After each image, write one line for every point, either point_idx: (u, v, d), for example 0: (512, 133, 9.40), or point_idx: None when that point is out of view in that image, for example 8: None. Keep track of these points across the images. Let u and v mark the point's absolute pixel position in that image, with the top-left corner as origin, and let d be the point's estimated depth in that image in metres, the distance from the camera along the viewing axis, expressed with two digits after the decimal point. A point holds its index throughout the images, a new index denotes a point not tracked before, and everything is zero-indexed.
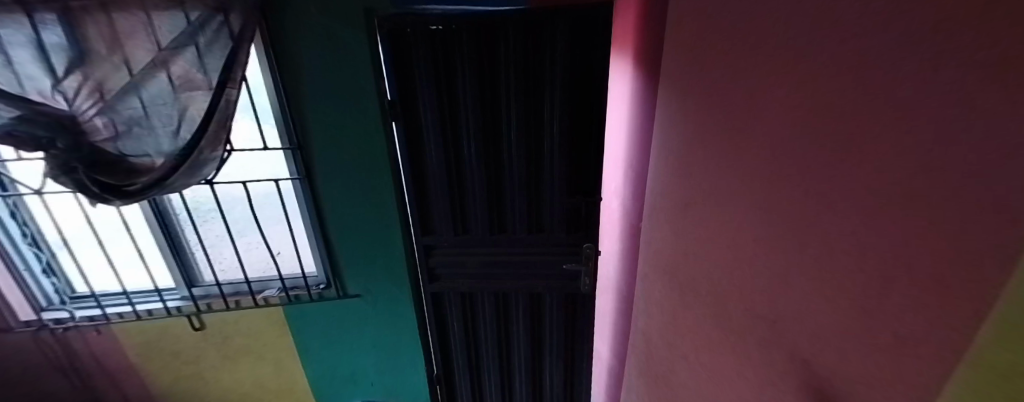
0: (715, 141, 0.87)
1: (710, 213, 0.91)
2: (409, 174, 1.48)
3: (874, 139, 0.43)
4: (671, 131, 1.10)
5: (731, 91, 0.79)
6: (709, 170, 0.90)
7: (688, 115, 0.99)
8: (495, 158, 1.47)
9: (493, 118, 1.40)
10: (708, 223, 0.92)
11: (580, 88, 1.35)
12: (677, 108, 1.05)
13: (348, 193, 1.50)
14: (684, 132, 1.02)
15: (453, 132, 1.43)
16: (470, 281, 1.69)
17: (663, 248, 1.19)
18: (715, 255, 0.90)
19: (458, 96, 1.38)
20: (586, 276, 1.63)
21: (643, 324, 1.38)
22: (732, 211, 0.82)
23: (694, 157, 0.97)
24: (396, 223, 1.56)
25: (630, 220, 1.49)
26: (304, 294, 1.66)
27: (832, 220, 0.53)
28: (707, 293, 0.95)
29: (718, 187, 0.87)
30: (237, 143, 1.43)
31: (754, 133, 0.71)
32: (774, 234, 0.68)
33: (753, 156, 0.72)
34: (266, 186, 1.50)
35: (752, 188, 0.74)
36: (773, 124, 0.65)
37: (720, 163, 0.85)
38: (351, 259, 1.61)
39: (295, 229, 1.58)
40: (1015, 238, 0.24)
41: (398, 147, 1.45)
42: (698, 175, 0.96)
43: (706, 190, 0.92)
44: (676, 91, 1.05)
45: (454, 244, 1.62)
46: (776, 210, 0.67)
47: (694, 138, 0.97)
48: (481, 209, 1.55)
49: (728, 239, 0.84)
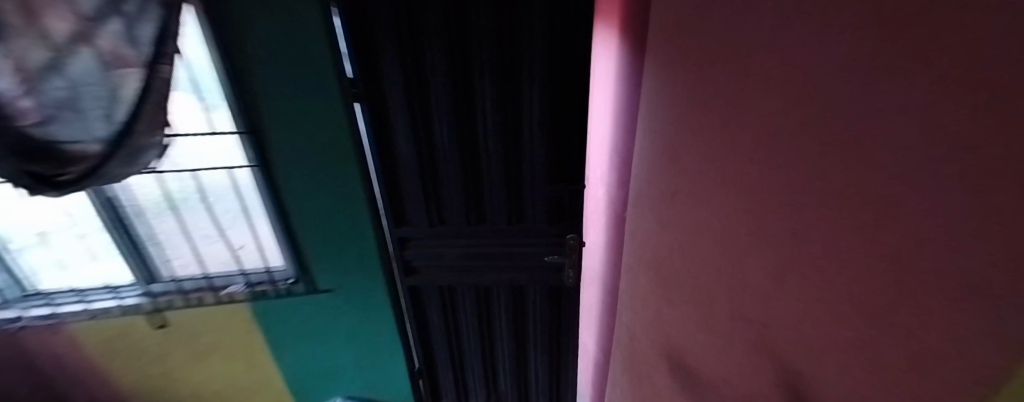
0: (695, 121, 0.76)
1: (693, 201, 0.80)
2: (378, 160, 1.36)
3: (847, 114, 0.33)
4: (655, 112, 0.99)
5: (705, 73, 0.70)
6: (691, 154, 0.79)
7: (672, 93, 0.87)
8: (470, 142, 1.35)
9: (467, 98, 1.28)
10: (691, 213, 0.82)
11: (560, 66, 1.23)
12: (662, 85, 0.93)
13: (310, 181, 1.38)
14: (666, 113, 0.91)
15: (423, 114, 1.30)
16: (449, 274, 1.61)
17: (648, 239, 1.09)
18: (697, 248, 0.81)
19: (426, 73, 1.24)
20: (569, 269, 1.53)
21: (627, 319, 1.30)
22: (706, 205, 0.74)
23: (677, 140, 0.86)
24: (365, 215, 1.45)
25: (614, 209, 1.40)
26: (271, 291, 1.55)
27: (796, 217, 0.44)
28: (686, 290, 0.88)
29: (700, 172, 0.76)
30: (179, 126, 1.26)
31: (730, 111, 0.61)
32: (745, 228, 0.58)
33: (728, 138, 0.62)
34: (218, 175, 1.35)
35: (726, 175, 0.64)
36: (747, 101, 0.55)
37: (700, 146, 0.74)
38: (319, 252, 1.51)
39: (256, 222, 1.45)
40: (1014, 267, 0.16)
41: (362, 130, 1.32)
42: (680, 160, 0.84)
43: (690, 176, 0.81)
44: (660, 67, 0.94)
45: (431, 235, 1.53)
46: (747, 200, 0.57)
47: (677, 119, 0.85)
48: (458, 197, 1.45)
49: (709, 232, 0.74)
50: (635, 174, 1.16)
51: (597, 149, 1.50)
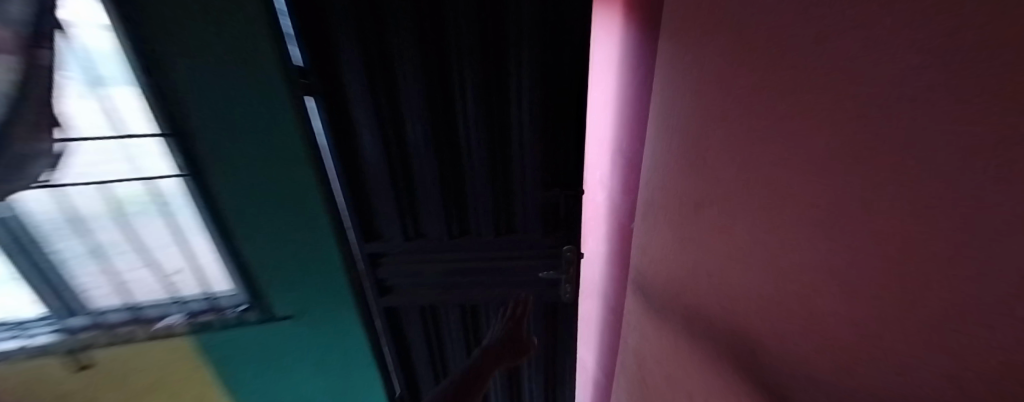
0: (738, 116, 0.58)
1: (730, 217, 0.63)
2: (340, 166, 1.14)
3: (1000, 134, 0.20)
4: (679, 105, 0.79)
5: (743, 66, 0.57)
6: (732, 159, 0.61)
7: (704, 80, 0.69)
8: (449, 142, 1.15)
9: (444, 92, 1.07)
10: (723, 230, 0.66)
11: (557, 52, 1.03)
12: (689, 72, 0.74)
13: (256, 192, 1.14)
14: (695, 106, 0.73)
15: (391, 110, 1.08)
16: (431, 292, 1.41)
17: (663, 258, 0.92)
18: (729, 276, 0.64)
19: (391, 59, 1.02)
20: (568, 284, 1.36)
21: (635, 342, 1.16)
22: (738, 224, 0.61)
23: (710, 139, 0.68)
24: (326, 229, 1.23)
25: (619, 218, 1.23)
26: (215, 321, 1.30)
27: (944, 274, 0.27)
28: (705, 321, 0.74)
29: (744, 182, 0.58)
30: (74, 127, 0.97)
31: (801, 103, 0.43)
32: (823, 266, 0.42)
33: (797, 140, 0.44)
34: (134, 188, 1.10)
35: (788, 190, 0.47)
36: (837, 87, 0.37)
37: (744, 149, 0.57)
38: (274, 275, 1.28)
39: (191, 241, 1.21)
40: None
41: (319, 133, 1.09)
42: (716, 165, 0.67)
43: (726, 185, 0.64)
44: (682, 53, 0.77)
45: (409, 249, 1.32)
46: (829, 229, 0.40)
47: (711, 114, 0.67)
48: (438, 207, 1.25)
49: (750, 258, 0.58)
50: (643, 180, 1.00)
51: (597, 148, 1.31)
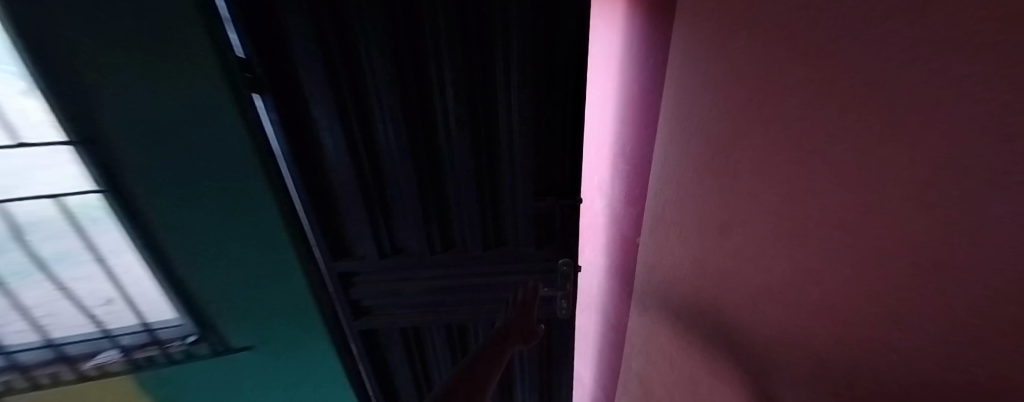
0: (822, 125, 0.44)
1: (803, 250, 0.50)
2: (299, 179, 0.96)
3: None
4: (716, 110, 0.67)
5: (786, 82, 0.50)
6: (807, 177, 0.47)
7: (770, 76, 0.53)
8: (427, 149, 0.99)
9: (421, 90, 0.90)
10: (790, 263, 0.53)
11: (556, 43, 0.86)
12: (743, 65, 0.59)
13: (200, 209, 0.99)
14: (749, 108, 0.58)
15: (357, 113, 0.91)
16: (413, 313, 1.27)
17: (678, 277, 0.86)
18: (798, 316, 0.53)
19: (355, 50, 0.82)
20: (564, 300, 1.25)
21: (639, 365, 1.08)
22: (783, 252, 0.54)
23: (773, 149, 0.54)
24: (287, 249, 1.09)
25: (620, 229, 1.14)
26: (159, 356, 1.15)
27: None
28: (743, 354, 0.67)
29: (831, 209, 0.44)
30: None
31: (912, 122, 0.31)
32: (968, 348, 0.29)
33: (910, 171, 0.32)
34: (36, 207, 0.92)
35: (913, 232, 0.33)
36: (948, 115, 0.27)
37: (830, 166, 0.43)
38: (229, 301, 1.13)
39: (114, 266, 1.04)
40: None
41: (271, 137, 0.91)
42: (779, 182, 0.53)
43: (799, 209, 0.50)
44: (710, 55, 0.67)
45: (386, 268, 1.18)
46: (976, 301, 0.28)
47: (782, 117, 0.51)
48: (416, 221, 1.10)
49: (839, 305, 0.45)
50: (654, 192, 0.92)
51: (599, 152, 1.21)
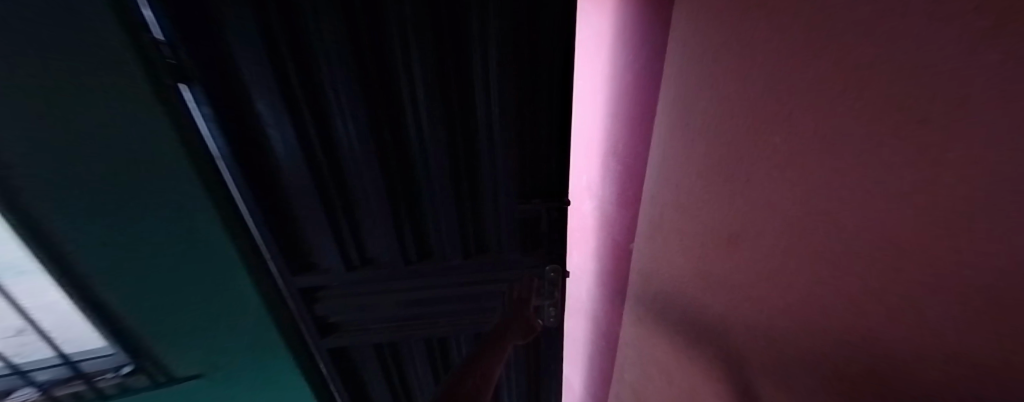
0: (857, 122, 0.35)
1: (824, 269, 0.43)
2: (246, 190, 0.84)
3: None
4: (727, 105, 0.58)
5: (800, 88, 0.43)
6: (834, 185, 0.39)
7: (799, 62, 0.43)
8: (398, 154, 0.88)
9: (385, 83, 0.76)
10: (805, 282, 0.46)
11: (540, 27, 0.74)
12: (764, 51, 0.49)
13: (122, 222, 0.85)
14: (770, 101, 0.49)
15: (313, 114, 0.78)
16: (387, 327, 1.19)
17: (675, 288, 0.80)
18: (804, 340, 0.47)
19: (306, 41, 0.69)
20: (552, 308, 1.17)
21: (633, 377, 1.03)
22: (790, 270, 0.49)
23: (796, 150, 0.45)
24: (238, 269, 0.96)
25: (612, 233, 1.08)
26: (84, 391, 1.01)
27: None
28: (737, 372, 0.63)
29: (862, 225, 0.36)
30: None
31: (951, 155, 0.25)
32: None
33: (948, 213, 0.27)
34: None
35: (952, 270, 0.27)
36: (996, 156, 0.22)
37: (851, 187, 0.37)
38: (173, 324, 1.00)
39: (17, 293, 0.87)
40: None
41: (210, 143, 0.77)
42: (799, 189, 0.45)
43: (823, 222, 0.42)
44: (717, 51, 0.59)
45: (355, 281, 1.07)
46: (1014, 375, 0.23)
47: (810, 112, 0.42)
48: (387, 231, 0.99)
49: (855, 335, 0.39)
50: (650, 196, 0.86)
51: (589, 149, 1.13)
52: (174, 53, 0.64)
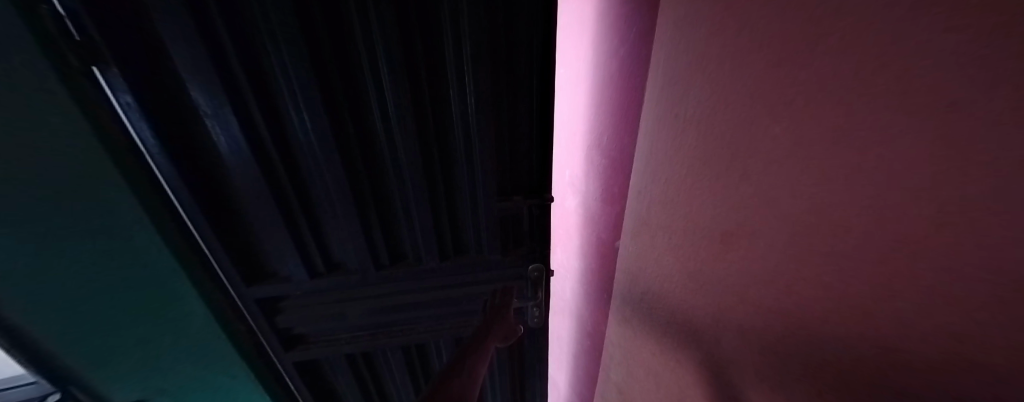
0: (924, 94, 0.29)
1: (860, 271, 0.38)
2: (187, 192, 0.74)
3: None
4: (724, 95, 0.54)
5: (813, 78, 0.40)
6: (881, 173, 0.34)
7: (833, 31, 0.37)
8: (365, 151, 0.80)
9: (345, 68, 0.67)
10: (827, 285, 0.42)
11: (520, 13, 0.68)
12: (782, 24, 0.44)
13: (32, 228, 0.71)
14: (785, 82, 0.44)
15: (267, 107, 0.69)
16: (359, 337, 1.13)
17: (663, 288, 0.77)
18: (824, 349, 0.43)
19: (248, 24, 0.59)
20: (536, 308, 1.13)
21: (619, 378, 1.00)
22: (792, 272, 0.46)
23: (817, 137, 0.40)
24: (185, 287, 0.86)
25: (597, 230, 1.05)
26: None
27: None
28: (726, 374, 0.61)
29: (921, 219, 0.31)
30: None
31: None
32: None
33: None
34: None
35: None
36: None
37: (882, 181, 0.34)
38: (114, 340, 0.90)
39: None
40: None
41: (141, 143, 0.67)
42: (819, 182, 0.41)
43: (858, 216, 0.37)
44: (709, 41, 0.56)
45: (320, 290, 1.00)
46: None
47: (847, 90, 0.36)
48: (354, 234, 0.91)
49: (910, 347, 0.34)
50: (635, 193, 0.83)
51: (576, 143, 1.09)
52: (81, 30, 0.55)
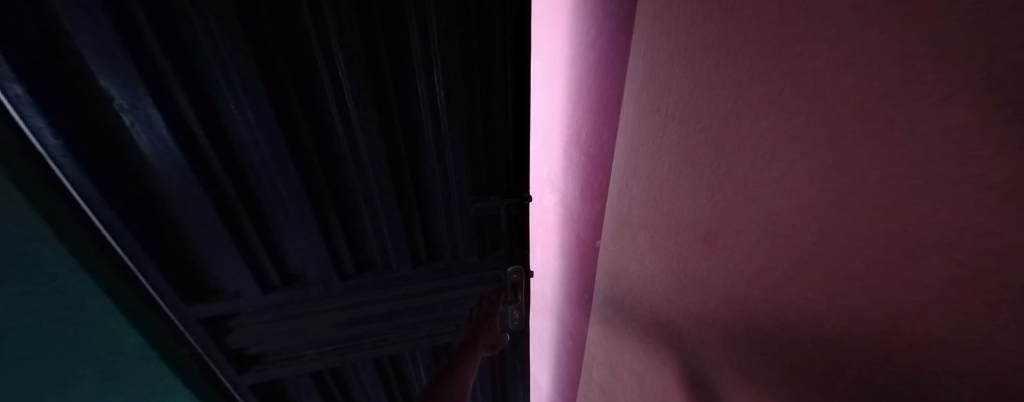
0: (911, 93, 0.28)
1: (836, 272, 0.37)
2: (105, 204, 0.63)
3: None
4: (703, 94, 0.53)
5: (790, 78, 0.39)
6: (859, 175, 0.33)
7: (817, 25, 0.35)
8: (323, 152, 0.72)
9: (293, 58, 0.59)
10: (811, 286, 0.40)
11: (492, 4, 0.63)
12: (766, 14, 0.41)
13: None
14: (766, 78, 0.42)
15: (202, 104, 0.60)
16: (325, 352, 1.05)
17: (644, 288, 0.76)
18: (806, 350, 0.42)
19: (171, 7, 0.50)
20: (516, 311, 1.10)
21: (601, 377, 0.99)
22: (770, 272, 0.46)
23: (794, 137, 0.39)
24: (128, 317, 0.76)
25: (576, 228, 1.02)
26: None
27: None
28: (709, 374, 0.60)
29: (907, 220, 0.29)
30: None
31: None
32: None
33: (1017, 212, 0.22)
34: None
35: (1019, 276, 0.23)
36: None
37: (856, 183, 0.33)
38: None
39: None
40: None
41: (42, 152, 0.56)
42: (796, 183, 0.40)
43: (835, 218, 0.36)
44: (689, 38, 0.54)
45: (276, 305, 0.91)
46: None
47: (830, 86, 0.34)
48: (314, 243, 0.83)
49: (895, 349, 0.33)
50: (614, 192, 0.81)
51: (553, 139, 1.06)
52: None
